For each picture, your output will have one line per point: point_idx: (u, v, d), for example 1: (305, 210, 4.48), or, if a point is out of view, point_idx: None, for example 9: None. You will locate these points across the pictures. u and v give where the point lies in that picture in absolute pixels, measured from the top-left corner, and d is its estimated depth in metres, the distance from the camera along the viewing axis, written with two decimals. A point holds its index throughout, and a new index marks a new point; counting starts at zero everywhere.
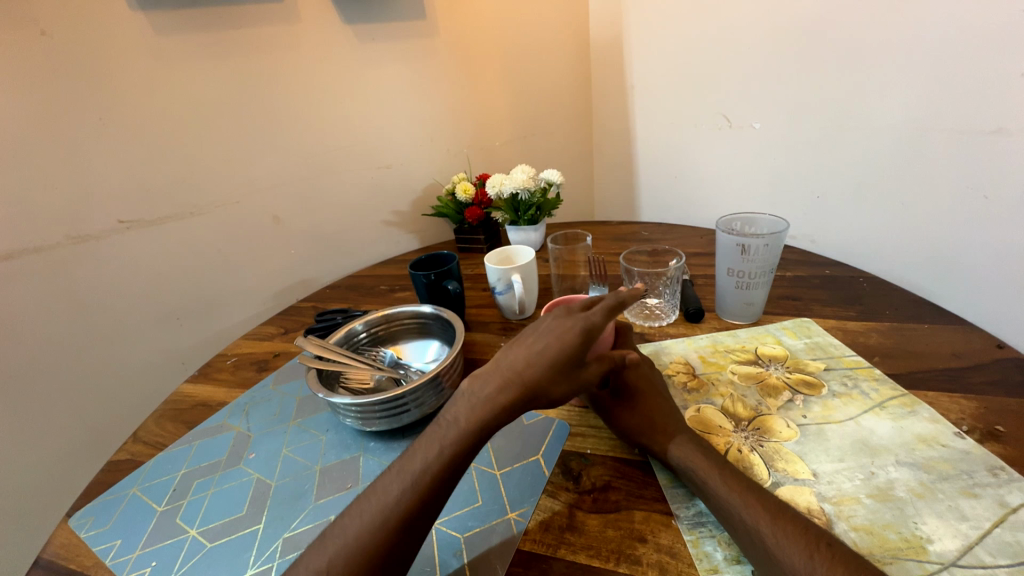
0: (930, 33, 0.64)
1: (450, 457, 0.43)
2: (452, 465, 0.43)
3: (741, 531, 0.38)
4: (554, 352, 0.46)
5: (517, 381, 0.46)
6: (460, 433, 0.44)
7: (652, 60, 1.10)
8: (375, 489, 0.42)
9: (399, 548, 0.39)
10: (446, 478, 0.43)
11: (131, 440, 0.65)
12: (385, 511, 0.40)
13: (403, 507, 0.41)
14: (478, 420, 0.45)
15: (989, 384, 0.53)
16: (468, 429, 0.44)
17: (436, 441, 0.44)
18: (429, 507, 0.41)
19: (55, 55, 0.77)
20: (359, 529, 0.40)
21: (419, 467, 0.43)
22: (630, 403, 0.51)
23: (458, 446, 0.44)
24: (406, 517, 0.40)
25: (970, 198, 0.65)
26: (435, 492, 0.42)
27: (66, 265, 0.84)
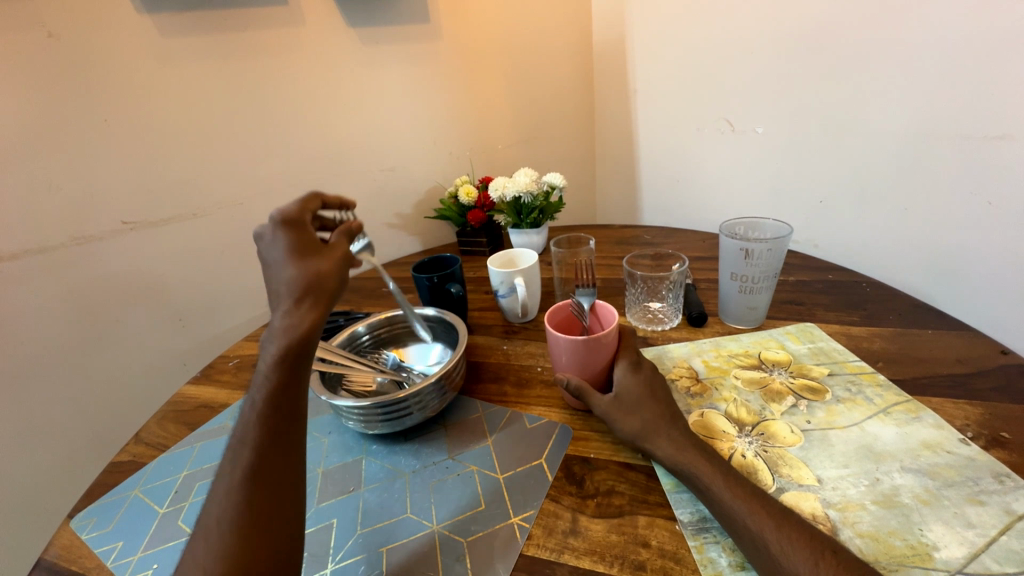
0: (934, 38, 0.65)
1: (270, 398, 0.43)
2: (279, 404, 0.43)
3: (744, 537, 0.38)
4: (286, 250, 0.47)
5: (288, 295, 0.45)
6: (269, 375, 0.43)
7: (655, 64, 1.10)
8: (222, 470, 0.42)
9: (270, 498, 0.40)
10: (284, 417, 0.43)
11: (132, 442, 0.65)
12: (241, 478, 0.40)
13: (250, 464, 0.41)
14: (279, 352, 0.43)
15: (993, 391, 0.53)
16: (276, 365, 0.43)
17: (254, 398, 0.43)
18: (280, 450, 0.42)
19: (62, 56, 0.77)
20: (222, 507, 0.39)
21: (249, 426, 0.42)
22: (632, 408, 0.51)
23: (275, 386, 0.43)
24: (255, 469, 0.41)
25: (973, 205, 0.65)
26: (279, 434, 0.42)
27: (70, 265, 0.84)
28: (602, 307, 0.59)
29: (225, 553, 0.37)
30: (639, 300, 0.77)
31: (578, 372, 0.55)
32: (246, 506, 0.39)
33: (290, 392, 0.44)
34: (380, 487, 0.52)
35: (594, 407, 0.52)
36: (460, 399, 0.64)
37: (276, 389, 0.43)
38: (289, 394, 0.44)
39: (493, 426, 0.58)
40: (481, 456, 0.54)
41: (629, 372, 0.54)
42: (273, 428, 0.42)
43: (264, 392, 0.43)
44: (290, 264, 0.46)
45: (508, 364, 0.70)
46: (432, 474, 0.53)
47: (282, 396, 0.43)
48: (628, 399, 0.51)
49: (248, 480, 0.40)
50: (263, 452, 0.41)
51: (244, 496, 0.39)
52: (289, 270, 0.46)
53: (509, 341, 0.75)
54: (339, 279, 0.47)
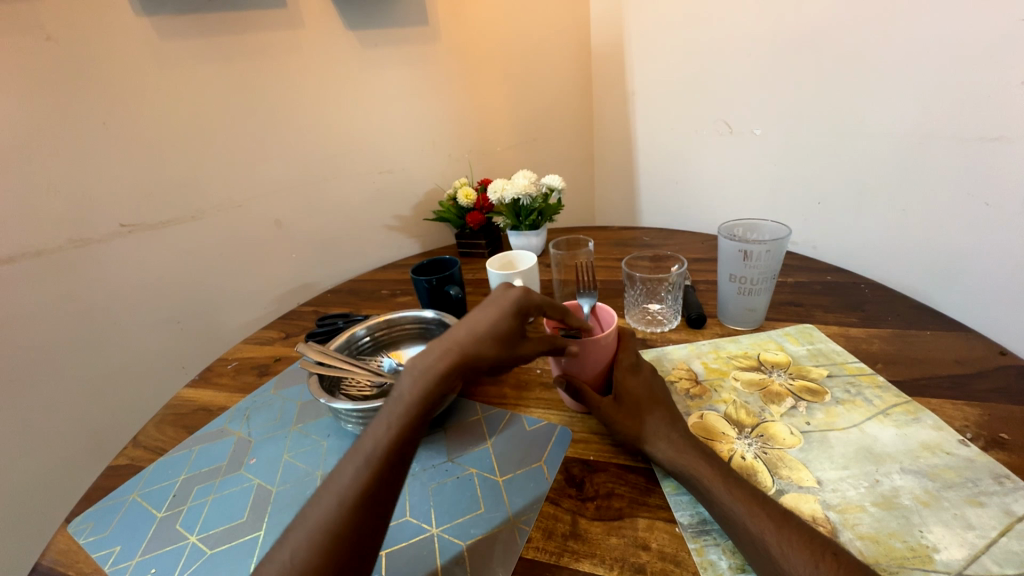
0: (930, 39, 0.65)
1: (404, 434, 0.41)
2: (408, 445, 0.41)
3: (744, 539, 0.38)
4: (496, 318, 0.48)
5: (457, 348, 0.45)
6: (411, 410, 0.42)
7: (653, 67, 1.11)
8: (327, 485, 0.39)
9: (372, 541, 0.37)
10: (407, 457, 0.41)
11: (130, 446, 0.65)
12: (353, 510, 0.37)
13: (365, 499, 0.38)
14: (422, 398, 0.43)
15: (993, 392, 0.53)
16: (419, 404, 0.43)
17: (383, 428, 0.42)
18: (393, 492, 0.40)
19: (61, 59, 0.77)
20: (324, 533, 0.36)
21: (373, 458, 0.40)
22: (632, 410, 0.51)
23: (411, 423, 0.42)
24: (369, 505, 0.38)
25: (970, 206, 0.65)
26: (399, 472, 0.40)
27: (67, 269, 0.84)
28: (603, 311, 0.59)
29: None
30: (638, 302, 0.77)
31: (577, 374, 0.55)
32: (351, 543, 0.36)
33: (418, 437, 0.43)
34: None
35: (592, 408, 0.52)
36: (460, 401, 0.64)
37: (410, 428, 0.42)
38: (416, 439, 0.42)
39: (493, 429, 0.58)
40: (480, 459, 0.54)
41: (629, 374, 0.54)
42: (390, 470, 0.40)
43: (400, 424, 0.42)
44: (487, 326, 0.47)
45: (507, 366, 0.69)
46: (431, 477, 0.52)
47: (413, 436, 0.42)
48: (626, 401, 0.52)
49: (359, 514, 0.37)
50: (383, 491, 0.39)
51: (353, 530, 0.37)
52: (476, 327, 0.47)
53: None
54: (510, 355, 0.48)
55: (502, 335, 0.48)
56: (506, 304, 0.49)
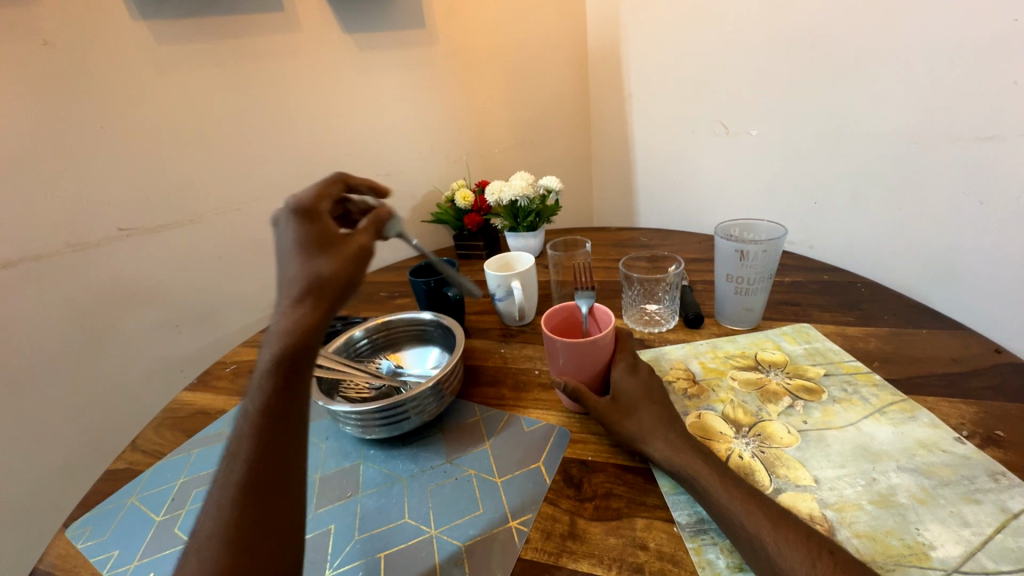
0: (925, 40, 0.66)
1: (267, 409, 0.37)
2: (272, 418, 0.37)
3: (741, 537, 0.38)
4: (297, 240, 0.40)
5: (287, 294, 0.38)
6: (265, 381, 0.38)
7: (650, 68, 1.11)
8: (215, 490, 0.37)
9: (265, 521, 0.36)
10: (277, 433, 0.37)
11: (129, 449, 0.65)
12: (233, 496, 0.36)
13: (241, 484, 0.36)
14: (274, 359, 0.37)
15: (988, 389, 0.53)
16: (271, 372, 0.38)
17: (247, 412, 0.38)
18: (274, 472, 0.37)
19: (58, 63, 0.77)
20: (215, 524, 0.36)
21: (242, 439, 0.37)
22: (629, 410, 0.51)
23: (270, 397, 0.38)
24: (249, 489, 0.36)
25: (966, 205, 0.66)
26: (273, 451, 0.37)
27: (65, 273, 0.84)
28: (602, 310, 0.59)
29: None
30: (636, 302, 0.77)
31: (575, 375, 0.55)
32: (237, 528, 0.35)
33: (286, 406, 0.38)
34: (377, 493, 0.52)
35: (591, 408, 0.52)
36: (458, 403, 0.64)
37: (271, 400, 0.38)
38: (282, 409, 0.38)
39: (491, 430, 0.58)
40: (478, 460, 0.54)
41: (627, 373, 0.54)
42: (264, 451, 0.37)
43: (259, 400, 0.38)
44: (292, 251, 0.39)
45: (505, 367, 0.70)
46: (429, 479, 0.53)
47: (277, 408, 0.38)
48: (624, 400, 0.52)
49: (240, 499, 0.36)
50: (258, 472, 0.36)
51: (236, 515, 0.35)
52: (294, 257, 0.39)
53: (506, 345, 0.75)
54: (350, 268, 0.40)
55: (326, 250, 0.40)
56: (286, 222, 0.42)
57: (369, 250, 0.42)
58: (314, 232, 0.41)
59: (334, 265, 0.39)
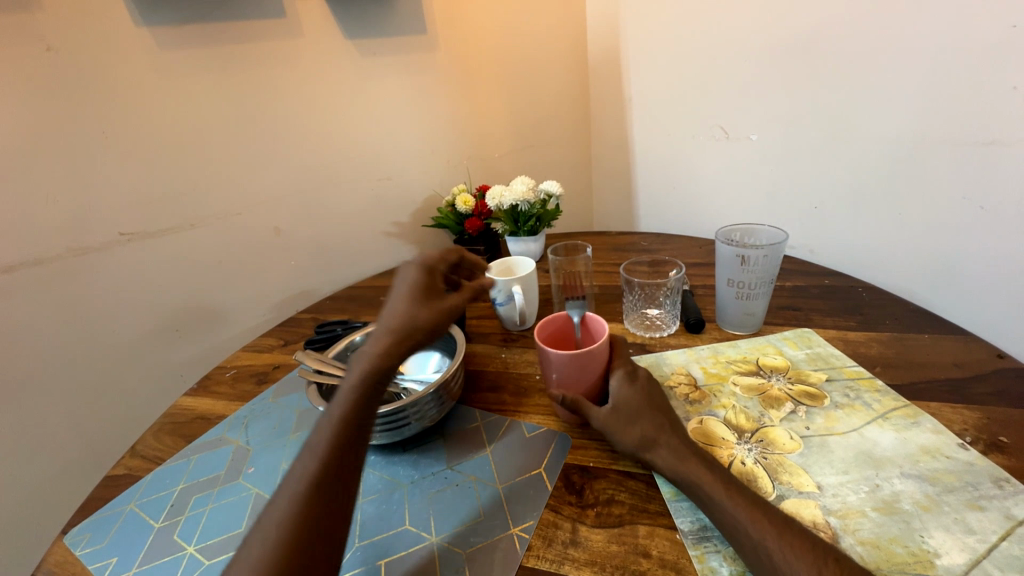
0: (925, 45, 0.66)
1: (351, 414, 0.47)
2: (354, 423, 0.46)
3: (745, 545, 0.38)
4: (409, 289, 0.54)
5: (385, 327, 0.51)
6: (351, 394, 0.47)
7: (650, 73, 1.12)
8: (289, 475, 0.43)
9: (327, 510, 0.41)
10: (352, 433, 0.46)
11: (128, 455, 0.65)
12: (303, 483, 0.42)
13: (315, 473, 0.43)
14: (366, 373, 0.48)
15: (991, 395, 0.53)
16: (359, 386, 0.48)
17: (332, 412, 0.47)
18: (343, 466, 0.44)
19: (61, 69, 0.78)
20: (282, 508, 0.41)
21: (323, 436, 0.45)
22: (630, 419, 0.50)
23: (355, 403, 0.47)
24: (318, 478, 0.43)
25: (967, 209, 0.66)
26: (347, 448, 0.45)
27: (65, 277, 0.83)
28: (592, 318, 0.59)
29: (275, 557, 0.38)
30: (636, 307, 0.77)
31: (573, 386, 0.54)
32: (304, 517, 0.40)
33: (364, 413, 0.47)
34: (378, 500, 0.51)
35: (592, 420, 0.51)
36: (459, 408, 0.64)
37: (353, 410, 0.47)
38: (361, 414, 0.47)
39: (492, 436, 0.58)
40: (480, 466, 0.54)
41: (625, 382, 0.54)
42: (340, 448, 0.45)
43: (343, 405, 0.47)
44: (402, 296, 0.53)
45: (506, 372, 0.69)
46: (430, 485, 0.52)
47: (357, 414, 0.47)
48: (625, 410, 0.51)
49: (309, 488, 0.42)
50: (330, 468, 0.43)
51: (303, 503, 0.41)
52: (399, 303, 0.53)
53: (507, 350, 0.75)
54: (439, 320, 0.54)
55: (430, 303, 0.54)
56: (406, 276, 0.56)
57: (458, 311, 0.56)
58: (416, 287, 0.54)
59: (427, 315, 0.53)
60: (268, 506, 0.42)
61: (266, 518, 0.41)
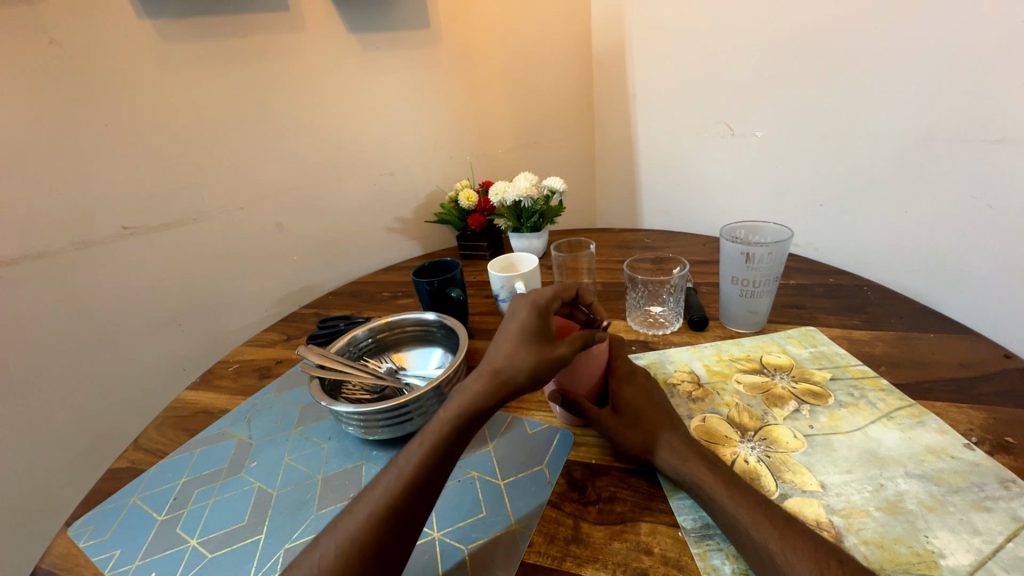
0: (934, 41, 0.65)
1: (442, 443, 0.46)
2: (443, 454, 0.45)
3: (747, 545, 0.38)
4: (522, 329, 0.51)
5: (490, 363, 0.50)
6: (447, 422, 0.47)
7: (654, 69, 1.11)
8: (372, 488, 0.43)
9: (396, 544, 0.40)
10: (436, 468, 0.45)
11: (131, 448, 0.65)
12: (377, 503, 0.42)
13: (394, 499, 0.42)
14: (465, 404, 0.47)
15: (997, 395, 0.53)
16: (457, 415, 0.47)
17: (425, 435, 0.46)
18: (423, 499, 0.43)
19: (63, 62, 0.78)
20: (356, 523, 0.41)
21: (410, 461, 0.45)
22: (632, 421, 0.50)
23: (448, 435, 0.46)
24: (397, 505, 0.42)
25: (974, 207, 0.65)
26: (430, 481, 0.44)
27: (68, 270, 0.84)
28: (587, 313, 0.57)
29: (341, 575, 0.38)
30: (639, 304, 0.76)
31: (567, 386, 0.53)
32: (377, 539, 0.40)
33: (452, 449, 0.46)
34: None
35: (591, 421, 0.51)
36: None
37: (446, 440, 0.46)
38: (448, 450, 0.46)
39: (495, 432, 0.58)
40: (482, 462, 0.54)
41: (625, 384, 0.53)
42: (426, 478, 0.44)
43: (436, 435, 0.46)
44: (515, 336, 0.51)
45: None
46: None
47: (447, 449, 0.46)
48: (629, 411, 0.51)
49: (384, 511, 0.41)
50: (412, 496, 0.43)
51: (376, 526, 0.40)
52: (509, 340, 0.51)
53: None
54: (544, 368, 0.49)
55: (539, 347, 0.49)
56: (521, 313, 0.52)
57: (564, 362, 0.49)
58: (526, 326, 0.50)
59: (528, 362, 0.48)
60: (347, 514, 0.42)
61: (343, 524, 0.41)
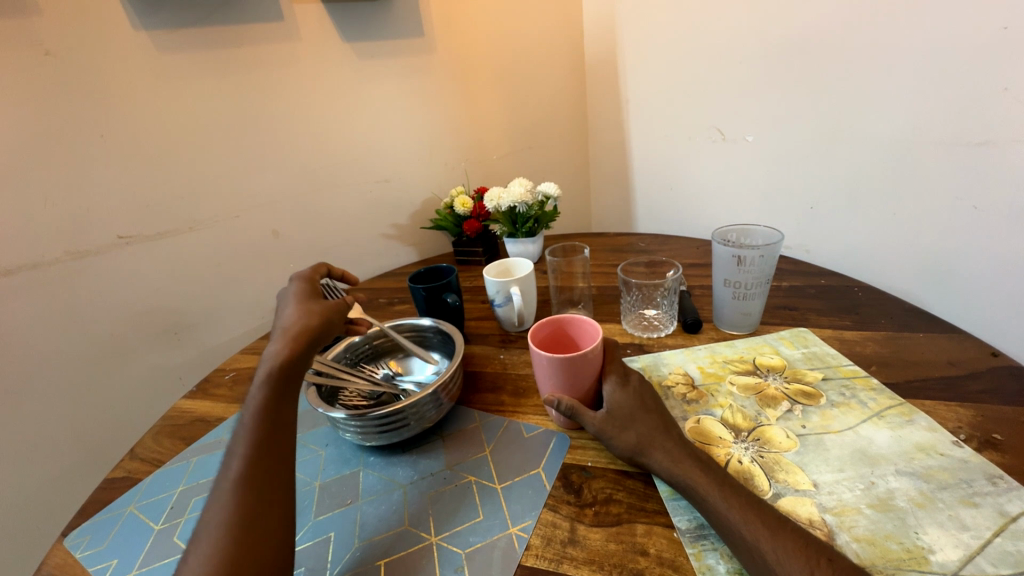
0: (920, 46, 0.66)
1: (266, 408, 0.50)
2: (271, 413, 0.49)
3: (737, 543, 0.39)
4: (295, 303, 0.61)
5: (281, 332, 0.56)
6: (261, 390, 0.51)
7: (646, 75, 1.12)
8: (218, 477, 0.45)
9: (261, 499, 0.44)
10: (270, 428, 0.48)
11: (127, 457, 0.65)
12: (231, 481, 0.44)
13: (241, 471, 0.45)
14: (270, 369, 0.52)
15: (985, 393, 0.54)
16: (266, 382, 0.51)
17: (247, 410, 0.50)
18: (268, 454, 0.46)
19: (59, 73, 0.78)
20: (218, 508, 0.43)
21: (242, 438, 0.48)
22: (625, 423, 0.50)
23: (266, 400, 0.50)
24: (246, 472, 0.45)
25: (960, 209, 0.66)
26: (269, 440, 0.48)
27: (65, 280, 0.84)
28: (574, 320, 0.59)
29: (224, 547, 0.40)
30: (634, 308, 0.77)
31: (566, 392, 0.54)
32: (238, 501, 0.43)
33: (281, 404, 0.50)
34: (377, 500, 0.52)
35: (587, 425, 0.51)
36: (458, 409, 0.64)
37: (267, 404, 0.50)
38: (277, 407, 0.50)
39: (492, 436, 0.58)
40: (478, 466, 0.54)
41: (619, 387, 0.53)
42: (260, 437, 0.47)
43: (255, 406, 0.50)
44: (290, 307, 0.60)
45: (505, 373, 0.70)
46: (428, 486, 0.52)
47: (272, 407, 0.50)
48: (618, 413, 0.51)
49: (237, 485, 0.44)
50: (256, 456, 0.46)
51: (236, 500, 0.43)
52: (288, 314, 0.59)
53: (506, 351, 0.75)
54: (331, 312, 0.60)
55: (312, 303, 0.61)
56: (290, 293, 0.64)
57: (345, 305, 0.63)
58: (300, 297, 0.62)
59: (312, 311, 0.59)
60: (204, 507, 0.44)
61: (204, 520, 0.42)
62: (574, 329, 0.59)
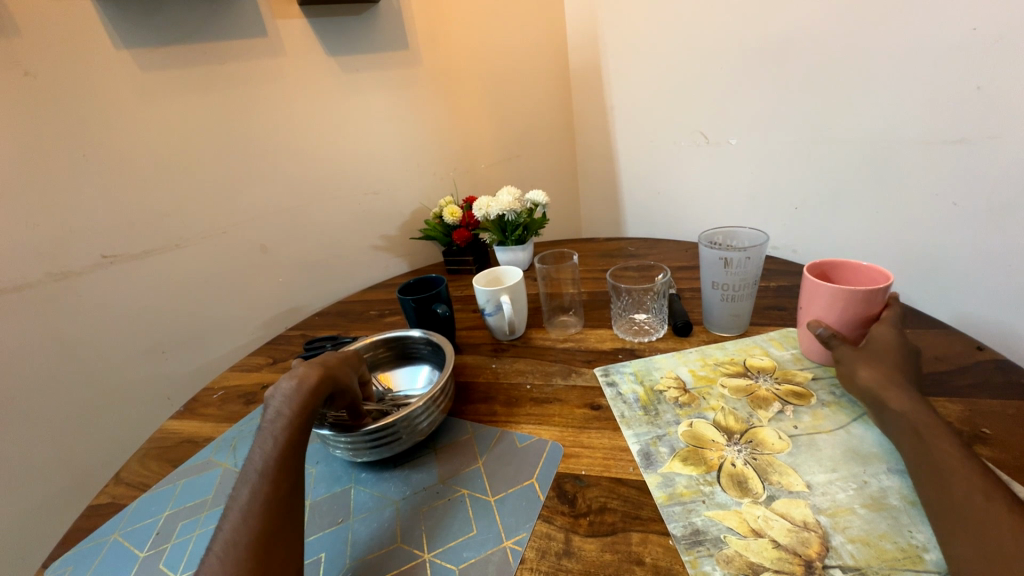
0: (893, 48, 0.68)
1: (289, 438, 0.49)
2: (295, 444, 0.49)
3: (932, 469, 0.41)
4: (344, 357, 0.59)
5: (322, 367, 0.54)
6: (286, 417, 0.50)
7: (629, 83, 1.14)
8: (235, 503, 0.45)
9: (279, 531, 0.43)
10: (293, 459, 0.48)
11: (112, 482, 0.63)
12: (253, 509, 0.44)
13: (263, 500, 0.44)
14: (302, 398, 0.51)
15: (972, 386, 0.54)
16: (294, 410, 0.50)
17: (272, 435, 0.49)
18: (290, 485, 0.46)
19: (37, 93, 0.77)
20: (237, 536, 0.42)
21: (266, 465, 0.47)
22: (875, 358, 0.52)
23: (292, 428, 0.49)
24: (270, 502, 0.44)
25: (939, 206, 0.68)
26: (290, 469, 0.47)
27: (49, 302, 0.82)
28: (841, 264, 0.59)
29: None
30: (624, 313, 0.77)
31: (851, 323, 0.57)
32: (259, 530, 0.42)
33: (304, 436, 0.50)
34: (369, 518, 0.51)
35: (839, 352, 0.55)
36: (451, 420, 0.63)
37: (294, 432, 0.49)
38: (302, 437, 0.50)
39: (485, 448, 0.57)
40: (471, 479, 0.53)
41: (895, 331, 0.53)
42: (287, 464, 0.47)
43: (280, 433, 0.49)
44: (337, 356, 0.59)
45: (497, 383, 0.69)
46: (421, 501, 0.52)
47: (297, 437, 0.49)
48: (878, 344, 0.53)
49: (259, 514, 0.43)
50: (278, 485, 0.46)
51: (257, 528, 0.42)
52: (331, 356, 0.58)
53: (498, 360, 0.75)
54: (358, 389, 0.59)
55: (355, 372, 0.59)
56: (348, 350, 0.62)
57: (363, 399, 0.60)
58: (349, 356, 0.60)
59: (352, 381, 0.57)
60: (219, 534, 0.43)
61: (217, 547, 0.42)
62: (840, 271, 0.60)
